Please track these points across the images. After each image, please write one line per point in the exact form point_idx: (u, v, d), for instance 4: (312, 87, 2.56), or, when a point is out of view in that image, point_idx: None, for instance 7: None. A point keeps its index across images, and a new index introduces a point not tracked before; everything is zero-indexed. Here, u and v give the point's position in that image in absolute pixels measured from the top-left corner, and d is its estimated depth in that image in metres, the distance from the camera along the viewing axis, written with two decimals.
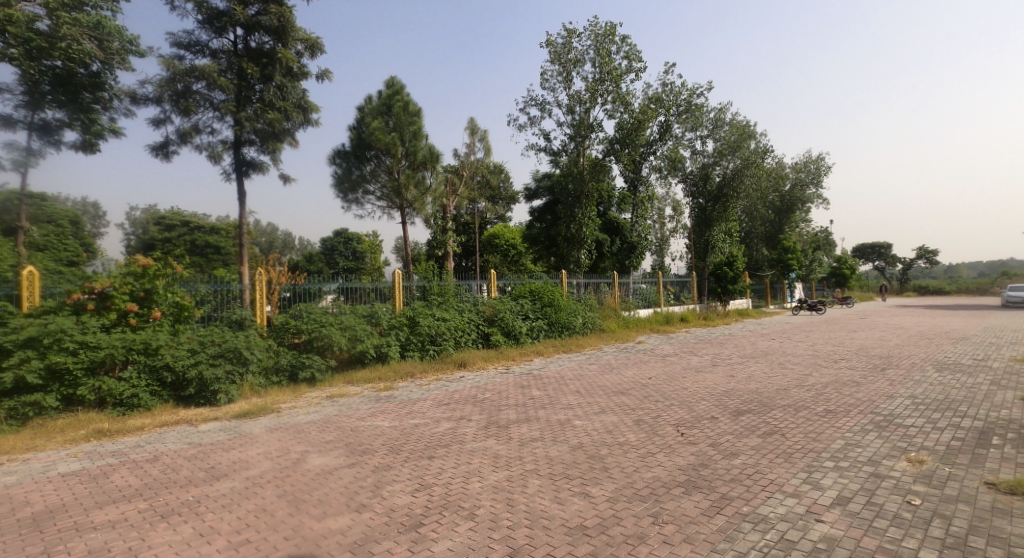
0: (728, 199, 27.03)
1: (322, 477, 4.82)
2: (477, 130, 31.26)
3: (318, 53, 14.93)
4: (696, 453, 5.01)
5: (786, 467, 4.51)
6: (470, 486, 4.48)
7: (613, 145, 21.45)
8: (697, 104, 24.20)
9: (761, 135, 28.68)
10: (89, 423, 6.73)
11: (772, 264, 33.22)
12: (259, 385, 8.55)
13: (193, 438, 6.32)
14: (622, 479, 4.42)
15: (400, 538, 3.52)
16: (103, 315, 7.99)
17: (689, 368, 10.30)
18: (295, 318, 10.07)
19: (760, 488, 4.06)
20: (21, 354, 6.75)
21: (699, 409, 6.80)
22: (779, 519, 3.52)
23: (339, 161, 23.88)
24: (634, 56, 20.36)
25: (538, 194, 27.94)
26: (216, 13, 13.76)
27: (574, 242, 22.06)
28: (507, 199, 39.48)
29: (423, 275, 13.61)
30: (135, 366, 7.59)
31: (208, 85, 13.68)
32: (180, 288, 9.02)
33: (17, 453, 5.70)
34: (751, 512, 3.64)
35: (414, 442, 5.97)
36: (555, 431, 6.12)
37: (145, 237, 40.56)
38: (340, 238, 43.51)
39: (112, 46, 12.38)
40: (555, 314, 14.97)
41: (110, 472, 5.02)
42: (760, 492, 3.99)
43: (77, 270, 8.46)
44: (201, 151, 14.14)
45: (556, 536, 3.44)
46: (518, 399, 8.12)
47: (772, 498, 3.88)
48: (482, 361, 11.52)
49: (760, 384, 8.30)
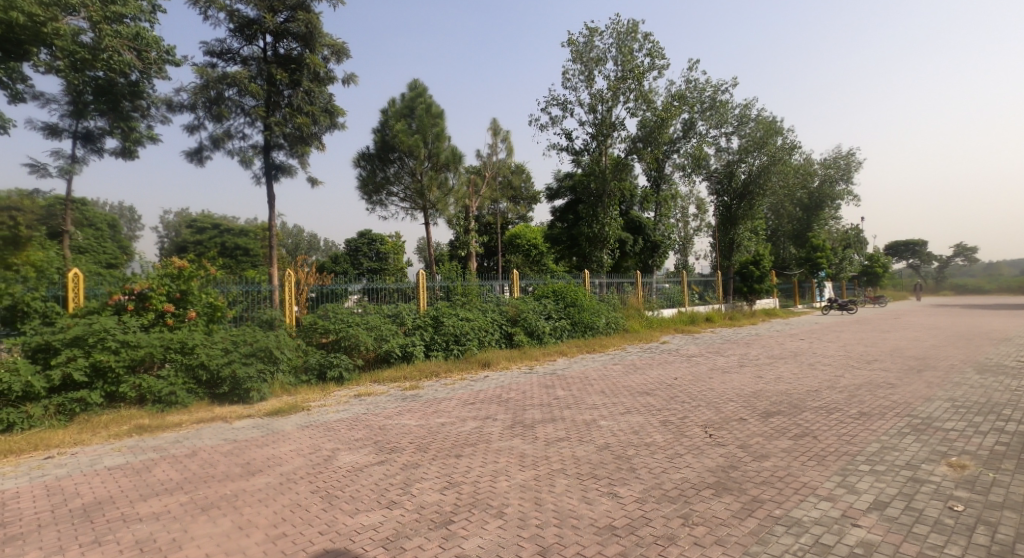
0: (755, 196, 26.59)
1: (353, 475, 4.90)
2: (500, 130, 31.33)
3: (344, 57, 15.17)
4: (725, 454, 4.97)
5: (820, 469, 4.44)
6: (498, 484, 4.52)
7: (636, 144, 21.29)
8: (722, 101, 23.94)
9: (788, 131, 28.12)
10: (131, 419, 6.97)
11: (801, 263, 32.53)
12: (289, 383, 8.84)
13: (228, 434, 6.50)
14: (650, 480, 4.41)
15: (431, 534, 3.58)
16: (142, 314, 8.28)
17: (716, 369, 10.18)
18: (323, 318, 10.26)
19: (794, 491, 4.00)
20: (69, 352, 7.01)
21: (727, 410, 6.72)
22: (813, 523, 3.47)
23: (363, 163, 24.19)
24: (657, 53, 20.17)
25: (561, 194, 27.90)
26: (246, 21, 14.08)
27: (596, 241, 21.91)
28: (529, 199, 39.49)
29: (447, 275, 13.76)
30: (173, 364, 7.87)
31: (239, 91, 14.00)
32: (213, 289, 9.29)
33: (66, 447, 5.94)
34: (784, 515, 3.60)
35: (441, 441, 6.03)
36: (581, 431, 6.12)
37: (179, 240, 42.32)
38: (363, 239, 43.68)
39: (150, 56, 12.71)
40: (579, 313, 14.94)
41: (152, 466, 5.21)
42: (793, 494, 3.94)
43: (117, 272, 8.82)
44: (232, 156, 14.50)
45: (586, 536, 3.45)
46: (543, 399, 8.14)
47: (806, 501, 3.82)
48: (506, 361, 11.57)
49: (789, 386, 8.13)
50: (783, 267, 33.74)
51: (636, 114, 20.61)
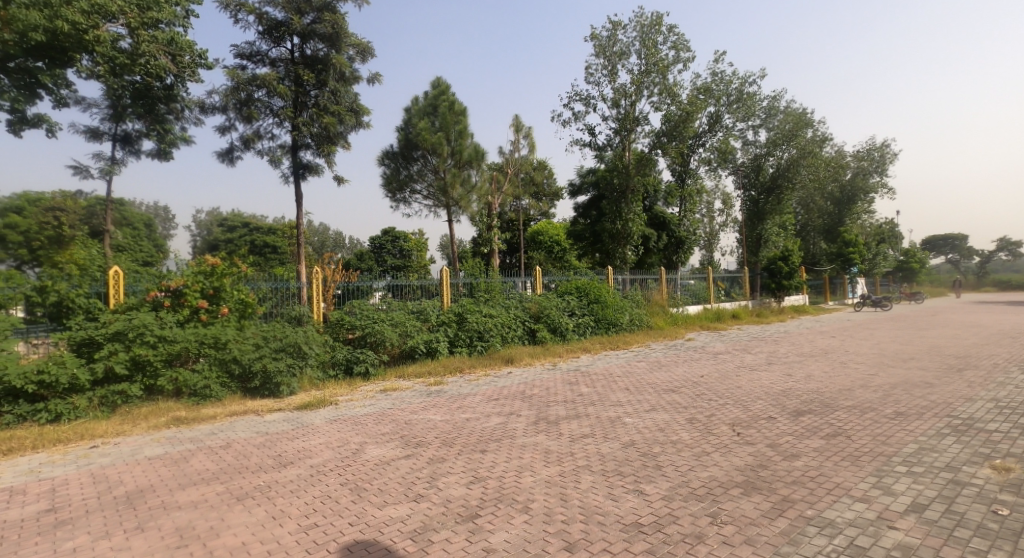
0: (784, 190, 26.02)
1: (380, 468, 4.98)
2: (522, 127, 31.25)
3: (368, 56, 15.33)
4: (754, 453, 4.90)
5: (853, 470, 4.35)
6: (523, 480, 4.55)
7: (660, 138, 21.04)
8: (749, 93, 23.45)
9: (818, 123, 27.38)
10: (168, 411, 7.21)
11: (832, 258, 31.76)
12: (317, 378, 9.04)
13: (260, 427, 6.66)
14: (676, 478, 4.38)
15: (458, 528, 3.63)
16: (177, 310, 8.55)
17: (744, 366, 10.03)
18: (349, 314, 10.43)
19: (827, 491, 3.93)
20: (110, 347, 7.28)
21: (756, 409, 6.61)
22: (847, 524, 3.40)
23: (387, 161, 24.49)
24: (681, 46, 19.86)
25: (583, 190, 27.74)
26: (275, 23, 14.35)
27: (619, 238, 21.75)
28: (551, 195, 39.35)
29: (470, 272, 13.87)
30: (207, 359, 8.08)
31: (268, 92, 14.29)
32: (244, 285, 9.50)
33: (108, 437, 6.18)
34: (816, 515, 3.54)
35: (466, 436, 6.08)
36: (606, 428, 6.10)
37: (211, 238, 43.61)
38: (386, 236, 43.97)
39: (184, 60, 13.05)
40: (602, 310, 14.84)
41: (189, 456, 5.39)
42: (826, 495, 3.87)
43: (153, 269, 9.06)
44: (262, 155, 14.81)
45: (612, 532, 3.45)
46: (567, 395, 8.14)
47: (839, 502, 3.75)
48: (530, 357, 11.60)
49: (820, 384, 7.97)
50: (813, 263, 32.91)
51: (660, 108, 20.36)
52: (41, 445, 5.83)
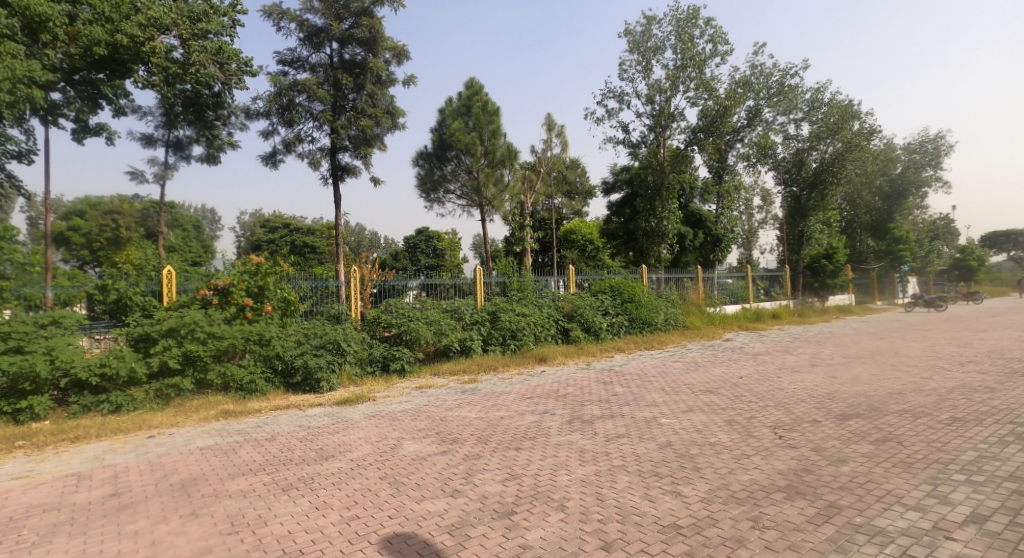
0: (828, 185, 25.15)
1: (417, 463, 5.09)
2: (555, 125, 31.15)
3: (404, 59, 15.58)
4: (797, 457, 4.79)
5: (906, 477, 4.20)
6: (559, 478, 4.57)
7: (697, 134, 20.61)
8: (792, 85, 22.74)
9: (866, 114, 26.29)
10: (217, 404, 7.54)
11: (880, 256, 30.55)
12: (356, 374, 9.25)
13: (302, 421, 6.88)
14: (715, 480, 4.33)
15: (494, 523, 3.69)
16: (225, 308, 8.89)
17: (785, 368, 9.77)
18: (385, 312, 10.63)
19: (877, 498, 3.81)
20: (164, 343, 7.61)
21: (798, 412, 6.45)
22: (900, 533, 3.30)
23: (422, 162, 24.83)
24: (719, 39, 19.43)
25: (616, 188, 27.42)
26: (315, 30, 14.73)
27: (654, 236, 21.43)
28: (584, 193, 39.05)
29: (503, 271, 13.94)
30: (252, 355, 8.38)
31: (308, 97, 14.69)
32: (287, 284, 9.79)
33: (163, 428, 6.49)
34: (866, 523, 3.44)
35: (501, 434, 6.14)
36: (642, 428, 6.06)
37: (255, 238, 45.11)
38: (420, 236, 44.48)
39: (230, 68, 13.46)
40: (636, 309, 14.67)
41: (238, 448, 5.63)
42: (876, 502, 3.76)
43: (202, 269, 9.39)
44: (303, 158, 15.23)
45: (649, 533, 3.45)
46: (602, 395, 8.11)
47: (890, 510, 3.63)
48: (563, 356, 11.60)
49: (868, 387, 7.69)
50: (860, 261, 31.67)
51: (697, 104, 19.96)
52: (104, 433, 6.19)
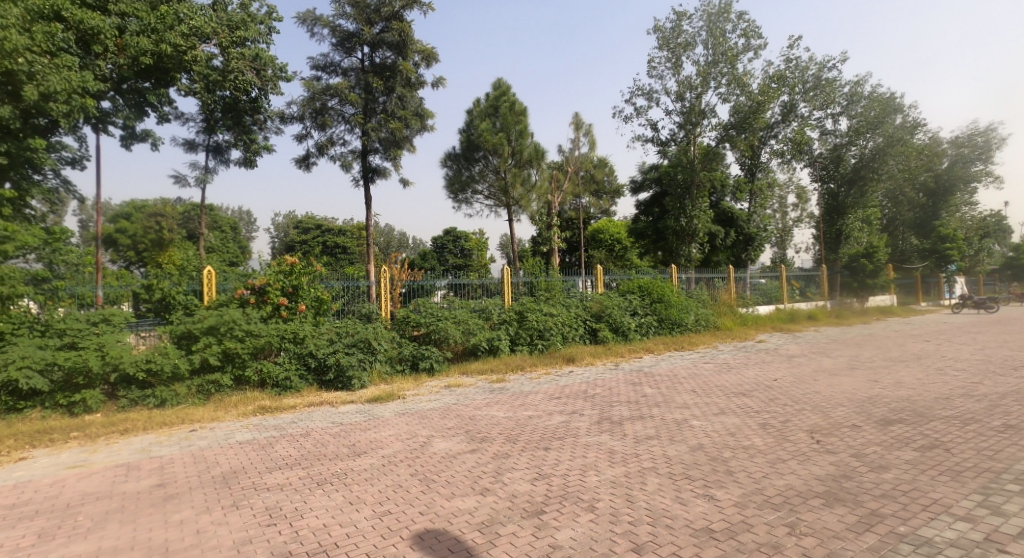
0: (867, 182, 24.33)
1: (447, 461, 5.16)
2: (582, 124, 31.00)
3: (433, 62, 15.74)
4: (835, 463, 4.68)
5: (954, 486, 4.06)
6: (588, 479, 4.57)
7: (728, 131, 20.22)
8: (829, 79, 22.13)
9: (909, 107, 25.35)
10: (255, 400, 7.77)
11: (924, 255, 29.40)
12: (386, 373, 9.42)
13: (335, 418, 7.03)
14: (749, 484, 4.26)
15: (524, 522, 3.71)
16: (261, 307, 9.14)
17: (822, 370, 9.51)
18: (414, 312, 10.74)
19: (922, 507, 3.70)
20: (205, 340, 7.89)
21: (837, 416, 6.28)
22: (948, 543, 3.20)
23: (450, 163, 25.06)
24: (752, 33, 19.04)
25: (645, 187, 27.14)
26: (347, 34, 15.02)
27: (683, 235, 21.11)
28: (612, 193, 38.66)
29: (530, 271, 13.95)
30: (287, 353, 8.61)
31: (341, 100, 14.99)
32: (320, 283, 10.01)
33: (204, 422, 6.73)
34: (911, 533, 3.34)
35: (529, 433, 6.17)
36: (672, 430, 6.00)
37: (289, 238, 46.20)
38: (448, 236, 44.77)
39: (266, 74, 13.88)
40: (666, 310, 14.49)
41: (275, 442, 5.79)
42: (921, 511, 3.65)
43: (239, 269, 9.68)
44: (335, 161, 15.55)
45: (681, 536, 3.42)
46: (630, 396, 8.04)
47: (936, 519, 3.52)
48: (591, 357, 11.55)
49: (912, 392, 7.44)
50: (902, 260, 30.52)
51: (729, 100, 19.60)
52: (150, 426, 6.45)
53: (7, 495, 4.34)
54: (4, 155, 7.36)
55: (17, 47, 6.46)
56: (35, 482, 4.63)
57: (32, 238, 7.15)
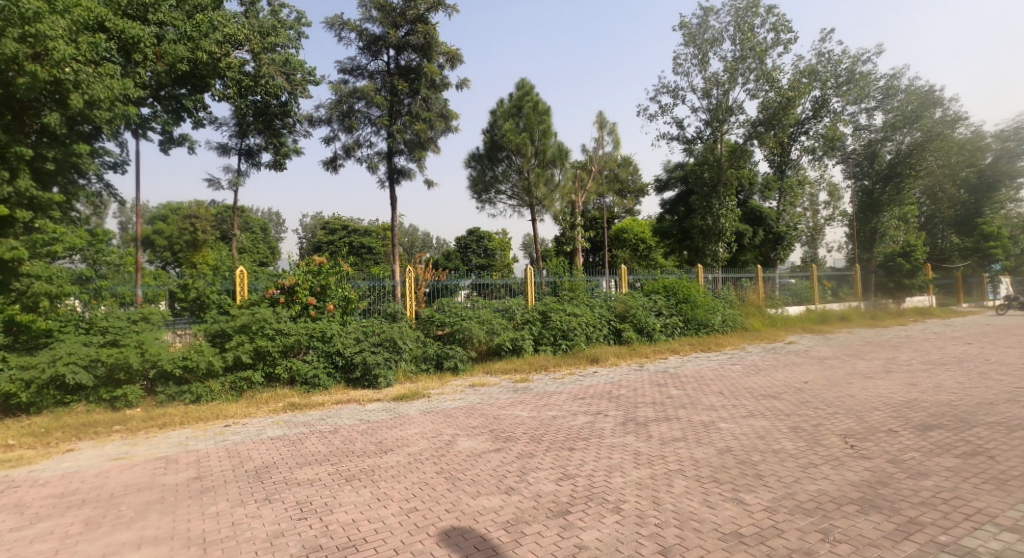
0: (904, 178, 23.55)
1: (472, 460, 5.20)
2: (606, 123, 30.79)
3: (458, 63, 15.84)
4: (871, 468, 4.57)
5: (998, 495, 3.92)
6: (613, 480, 4.55)
7: (757, 127, 19.87)
8: (863, 72, 21.52)
9: (948, 100, 24.46)
10: (285, 397, 7.95)
11: (965, 254, 28.35)
12: (411, 371, 9.54)
13: (362, 415, 7.15)
14: (780, 489, 4.19)
15: (549, 522, 3.72)
16: (291, 306, 9.34)
17: (856, 373, 9.27)
18: (439, 312, 10.85)
19: (964, 517, 3.59)
20: (238, 338, 8.12)
21: (872, 420, 6.13)
22: (992, 554, 3.10)
23: (474, 164, 25.18)
24: (781, 27, 18.66)
25: (670, 185, 26.81)
26: (373, 38, 15.22)
27: (710, 234, 20.76)
28: (637, 192, 38.25)
29: (554, 270, 13.93)
30: (315, 351, 8.78)
31: (367, 103, 15.20)
32: (347, 283, 10.16)
33: (237, 418, 6.92)
34: (952, 542, 3.25)
35: (554, 433, 6.18)
36: (699, 433, 5.94)
37: (317, 239, 47.01)
38: (471, 236, 44.93)
39: (296, 78, 14.17)
40: (691, 310, 14.29)
41: (304, 439, 5.92)
42: (963, 521, 3.53)
43: (269, 269, 9.89)
44: (362, 163, 15.78)
45: (709, 540, 3.39)
46: (656, 397, 7.97)
47: (980, 529, 3.41)
48: (615, 357, 11.47)
49: (952, 397, 7.20)
50: (942, 259, 29.40)
51: (757, 96, 19.25)
52: (187, 421, 6.66)
53: (57, 484, 4.54)
54: (52, 162, 7.51)
55: (65, 56, 6.93)
56: (81, 473, 4.83)
57: (78, 239, 7.49)
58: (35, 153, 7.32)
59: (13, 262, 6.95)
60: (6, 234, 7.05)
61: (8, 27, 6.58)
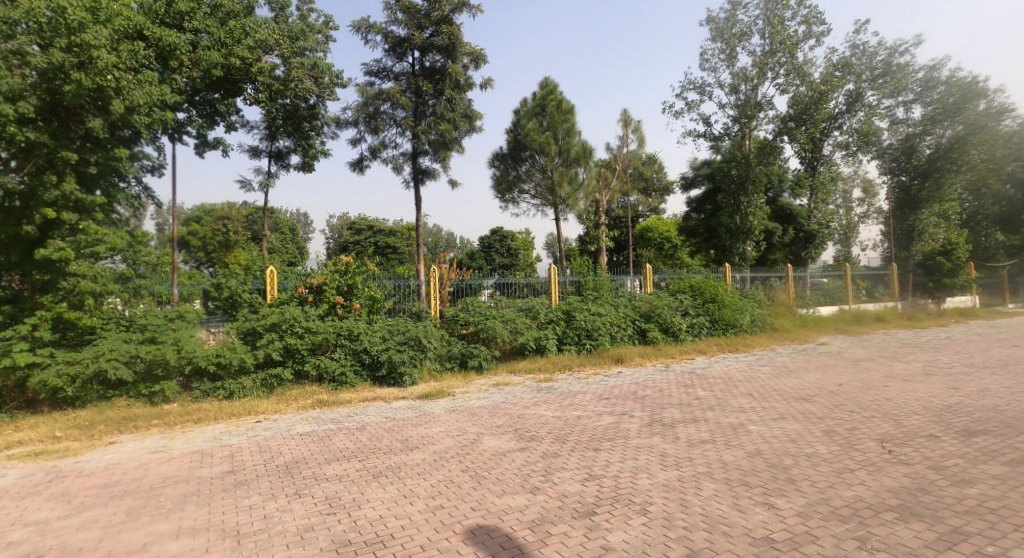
0: (945, 173, 22.64)
1: (497, 459, 5.20)
2: (631, 121, 30.52)
3: (482, 63, 15.89)
4: (910, 475, 4.42)
5: None
6: (640, 481, 4.50)
7: (787, 123, 19.43)
8: (900, 64, 20.89)
9: (993, 92, 23.49)
10: (313, 394, 8.08)
11: (1012, 253, 27.23)
12: (436, 370, 9.59)
13: (389, 413, 7.22)
14: (813, 494, 4.09)
15: (575, 523, 3.70)
16: (319, 305, 9.49)
17: (894, 376, 8.98)
18: (463, 311, 10.89)
19: (1013, 527, 3.43)
20: (268, 336, 8.30)
21: (911, 425, 5.92)
22: None
23: (497, 163, 25.23)
24: (814, 19, 18.20)
25: (697, 183, 26.40)
26: (398, 40, 15.36)
27: (738, 233, 20.39)
28: (662, 190, 37.76)
29: (578, 270, 13.86)
30: (343, 349, 8.91)
31: (392, 105, 15.35)
32: (373, 283, 10.29)
33: (267, 414, 7.06)
34: (999, 553, 3.11)
35: (579, 433, 6.14)
36: (728, 435, 5.83)
37: (343, 239, 47.74)
38: (495, 236, 44.98)
39: (324, 81, 14.41)
40: (719, 310, 14.04)
41: (332, 435, 6.01)
42: (1011, 531, 3.39)
43: (298, 269, 10.06)
44: (387, 163, 15.95)
45: (739, 544, 3.32)
46: (683, 398, 7.87)
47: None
48: (641, 358, 11.36)
49: (997, 401, 6.91)
50: (986, 258, 28.63)
51: (787, 90, 18.81)
52: (220, 417, 6.82)
53: (100, 476, 4.69)
54: (95, 166, 7.70)
55: (108, 64, 7.20)
56: (122, 465, 4.98)
57: (120, 240, 7.74)
58: (79, 158, 7.51)
59: (61, 262, 7.23)
60: (52, 235, 7.28)
61: (56, 37, 6.94)
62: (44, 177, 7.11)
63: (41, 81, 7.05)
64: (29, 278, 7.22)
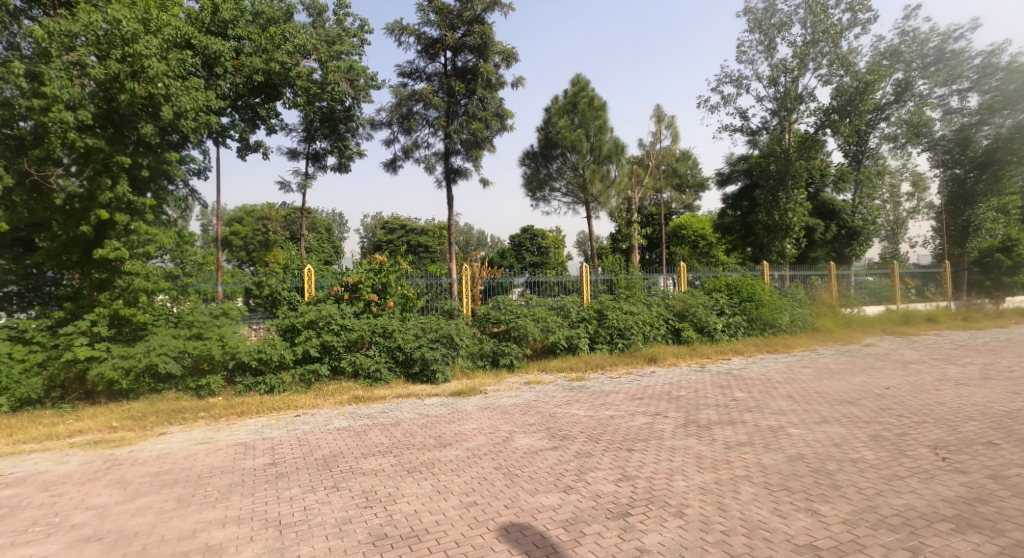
0: (1003, 165, 21.47)
1: (529, 457, 5.17)
2: (665, 117, 30.02)
3: (513, 62, 15.87)
4: (966, 484, 4.20)
5: None
6: (675, 483, 4.41)
7: (830, 116, 18.74)
8: (954, 51, 19.92)
9: None
10: (349, 389, 8.22)
11: None
12: (468, 367, 9.62)
13: (422, 409, 7.29)
14: (860, 501, 3.92)
15: (609, 523, 3.64)
16: (354, 303, 9.64)
17: (946, 379, 8.56)
18: (494, 309, 10.88)
19: None
20: (307, 333, 8.49)
21: (966, 432, 5.63)
22: None
23: (529, 161, 25.19)
24: (859, 7, 17.50)
25: (733, 178, 25.78)
26: (430, 41, 15.47)
27: (777, 230, 19.83)
28: (697, 186, 36.99)
29: (610, 268, 13.68)
30: (378, 346, 9.04)
31: (425, 105, 15.48)
32: (406, 281, 10.40)
33: (305, 408, 7.21)
34: None
35: (611, 433, 6.07)
36: (767, 438, 5.66)
37: (377, 239, 48.45)
38: (526, 235, 44.93)
39: (359, 83, 14.64)
40: (756, 310, 13.67)
41: (368, 430, 6.09)
42: None
43: (333, 268, 10.23)
44: (420, 163, 16.12)
45: (781, 551, 3.21)
46: (719, 399, 7.68)
47: None
48: (675, 357, 11.17)
49: None
50: None
51: (831, 81, 18.17)
52: (262, 410, 7.01)
53: (152, 464, 4.88)
54: (147, 169, 7.97)
55: (158, 72, 7.46)
56: (173, 455, 5.17)
57: (168, 239, 8.09)
58: (133, 161, 7.77)
59: (116, 261, 7.63)
60: (108, 235, 7.62)
61: (112, 49, 7.25)
62: (100, 180, 7.39)
63: (99, 89, 7.36)
64: (89, 276, 7.67)
